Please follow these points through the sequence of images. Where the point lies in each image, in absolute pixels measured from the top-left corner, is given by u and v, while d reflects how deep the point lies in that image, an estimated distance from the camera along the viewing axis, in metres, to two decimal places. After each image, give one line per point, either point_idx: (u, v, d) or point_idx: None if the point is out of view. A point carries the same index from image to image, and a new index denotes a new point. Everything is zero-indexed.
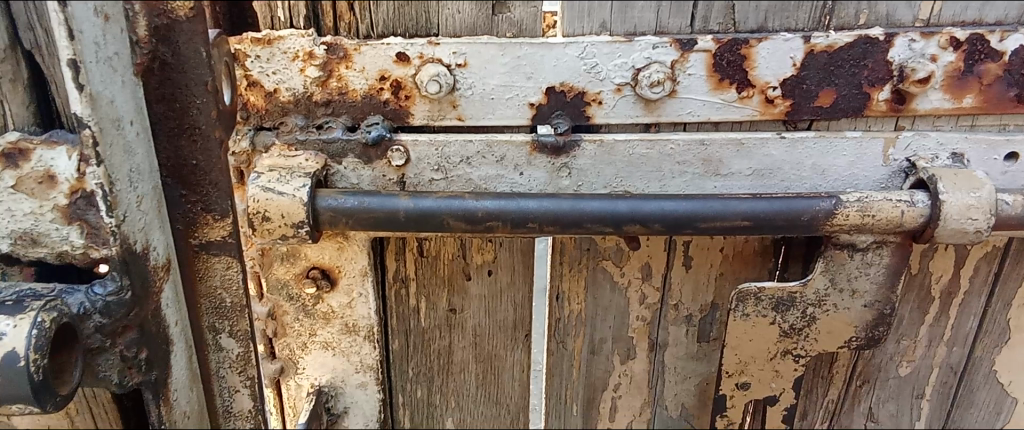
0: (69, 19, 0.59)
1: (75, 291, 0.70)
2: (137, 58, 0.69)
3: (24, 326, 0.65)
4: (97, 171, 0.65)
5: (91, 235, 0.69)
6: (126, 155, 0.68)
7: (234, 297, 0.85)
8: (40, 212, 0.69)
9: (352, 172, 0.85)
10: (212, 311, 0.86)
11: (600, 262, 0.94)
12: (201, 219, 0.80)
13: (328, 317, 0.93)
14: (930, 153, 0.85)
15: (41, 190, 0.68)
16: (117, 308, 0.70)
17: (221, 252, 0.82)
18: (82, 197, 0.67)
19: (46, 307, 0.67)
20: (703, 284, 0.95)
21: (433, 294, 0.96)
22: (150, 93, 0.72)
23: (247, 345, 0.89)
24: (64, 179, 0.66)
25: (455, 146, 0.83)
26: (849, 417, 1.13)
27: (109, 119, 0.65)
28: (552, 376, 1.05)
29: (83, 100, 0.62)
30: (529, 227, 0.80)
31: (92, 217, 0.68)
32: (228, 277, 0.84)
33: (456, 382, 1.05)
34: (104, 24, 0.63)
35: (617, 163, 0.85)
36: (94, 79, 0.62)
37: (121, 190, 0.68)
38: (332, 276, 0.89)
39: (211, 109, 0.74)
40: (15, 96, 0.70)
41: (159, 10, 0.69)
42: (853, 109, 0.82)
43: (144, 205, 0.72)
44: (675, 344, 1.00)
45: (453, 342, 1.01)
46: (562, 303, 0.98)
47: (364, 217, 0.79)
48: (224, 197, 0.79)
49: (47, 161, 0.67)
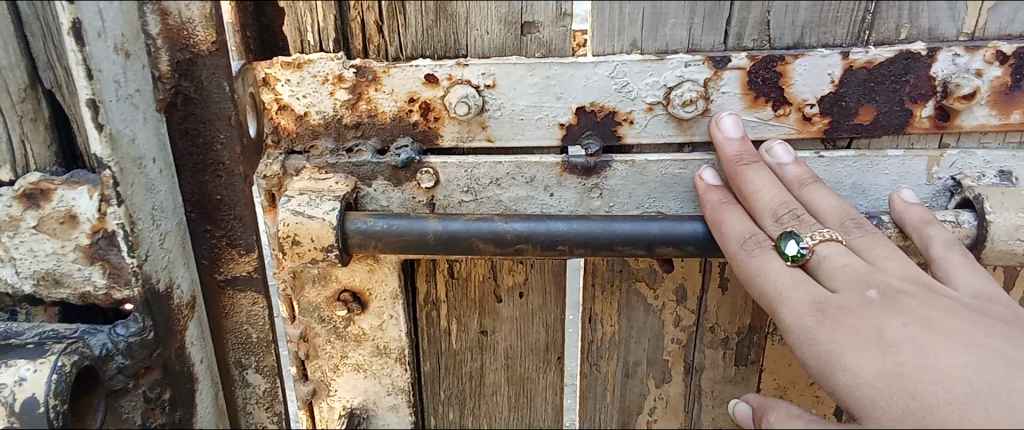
0: (88, 58, 0.64)
1: (97, 332, 0.74)
2: (159, 94, 0.75)
3: (43, 372, 0.69)
4: (117, 210, 0.70)
5: (114, 274, 0.73)
6: (148, 194, 0.73)
7: (259, 333, 0.90)
8: (62, 251, 0.73)
9: (381, 194, 0.84)
10: (238, 346, 0.91)
11: (634, 284, 0.92)
12: (226, 254, 0.85)
13: (359, 339, 0.93)
14: (977, 170, 0.82)
15: (62, 230, 0.72)
16: (138, 348, 0.75)
17: (245, 288, 0.88)
18: (104, 236, 0.71)
19: (68, 350, 0.71)
20: (741, 307, 0.92)
21: (464, 317, 0.95)
22: (174, 128, 0.78)
23: (273, 381, 0.94)
24: (86, 219, 0.70)
25: (484, 167, 0.82)
26: None
27: (131, 158, 0.71)
28: (585, 399, 1.02)
29: (103, 139, 0.67)
30: (559, 249, 0.80)
31: (114, 256, 0.72)
32: (253, 313, 0.89)
33: (489, 405, 1.02)
34: (124, 62, 0.69)
35: (649, 183, 0.83)
36: (114, 118, 0.68)
37: (142, 229, 0.73)
38: (363, 299, 0.89)
39: (235, 143, 0.79)
40: (36, 135, 0.73)
41: (181, 44, 0.74)
42: (895, 126, 0.80)
43: (168, 242, 0.78)
44: (713, 367, 0.97)
45: (485, 363, 0.99)
46: (595, 326, 0.95)
47: (393, 240, 0.79)
48: (249, 232, 0.84)
49: (69, 200, 0.71)
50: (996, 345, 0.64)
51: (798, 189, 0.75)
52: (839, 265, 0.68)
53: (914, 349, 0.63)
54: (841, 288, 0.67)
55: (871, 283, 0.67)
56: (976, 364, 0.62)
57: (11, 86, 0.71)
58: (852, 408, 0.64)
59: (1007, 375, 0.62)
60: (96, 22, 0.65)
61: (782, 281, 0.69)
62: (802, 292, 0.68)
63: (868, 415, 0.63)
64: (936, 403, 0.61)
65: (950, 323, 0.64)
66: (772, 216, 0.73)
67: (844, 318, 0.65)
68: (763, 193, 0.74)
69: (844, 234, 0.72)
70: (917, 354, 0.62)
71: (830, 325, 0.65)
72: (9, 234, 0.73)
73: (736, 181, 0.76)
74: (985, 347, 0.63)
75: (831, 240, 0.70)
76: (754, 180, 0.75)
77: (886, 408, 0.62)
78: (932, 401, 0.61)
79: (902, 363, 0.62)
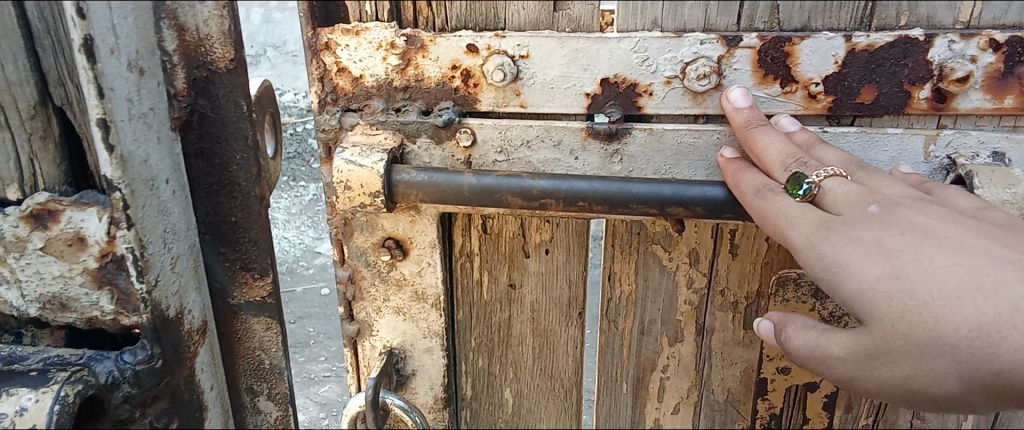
0: (99, 76, 0.61)
1: (104, 359, 0.71)
2: (174, 112, 0.72)
3: (46, 401, 0.66)
4: (126, 234, 0.66)
5: (122, 300, 0.69)
6: (159, 216, 0.70)
7: (272, 359, 0.89)
8: (69, 275, 0.68)
9: (425, 151, 0.95)
10: (251, 373, 0.89)
11: (650, 246, 1.00)
12: (238, 278, 0.83)
13: (400, 283, 1.03)
14: (972, 151, 0.88)
15: (70, 252, 0.67)
16: (146, 377, 0.72)
17: (259, 313, 0.86)
18: (112, 260, 0.67)
19: (70, 380, 0.68)
20: (749, 271, 1.00)
21: (495, 269, 1.05)
22: (189, 147, 0.76)
23: (285, 408, 0.92)
24: (94, 242, 0.67)
25: (517, 130, 0.92)
26: (894, 412, 1.08)
27: (143, 179, 0.67)
28: (604, 354, 1.09)
29: (114, 161, 0.63)
30: (580, 205, 0.89)
31: (122, 281, 0.68)
32: (267, 338, 0.88)
33: (515, 355, 1.11)
34: (138, 79, 0.66)
35: (665, 151, 0.91)
36: (126, 139, 0.64)
37: (153, 255, 0.69)
38: (405, 246, 1.00)
39: (251, 165, 0.78)
40: (46, 153, 0.69)
41: (199, 62, 0.73)
42: (895, 106, 0.87)
43: (179, 265, 0.74)
44: (723, 329, 1.04)
45: (513, 315, 1.08)
46: (614, 284, 1.04)
47: (432, 190, 0.89)
48: (264, 256, 0.83)
49: (77, 222, 0.67)
50: (984, 246, 0.71)
51: (807, 150, 0.83)
52: (843, 193, 0.76)
53: (911, 253, 0.70)
54: (845, 210, 0.75)
55: (870, 201, 0.75)
56: (967, 263, 0.69)
57: (20, 103, 0.67)
58: (859, 311, 0.71)
59: (996, 271, 0.69)
60: (109, 39, 0.62)
61: (792, 211, 0.76)
62: (810, 216, 0.75)
63: (872, 317, 0.70)
64: (931, 299, 0.68)
65: (943, 228, 0.72)
66: (782, 168, 0.80)
67: (847, 230, 0.73)
68: (773, 148, 0.81)
69: (848, 173, 0.80)
70: (913, 257, 0.70)
71: (834, 238, 0.73)
72: (15, 255, 0.68)
73: (748, 142, 0.84)
74: (975, 247, 0.70)
75: (836, 175, 0.78)
76: (764, 138, 0.82)
77: (886, 308, 0.70)
78: (926, 297, 0.69)
79: (900, 267, 0.70)
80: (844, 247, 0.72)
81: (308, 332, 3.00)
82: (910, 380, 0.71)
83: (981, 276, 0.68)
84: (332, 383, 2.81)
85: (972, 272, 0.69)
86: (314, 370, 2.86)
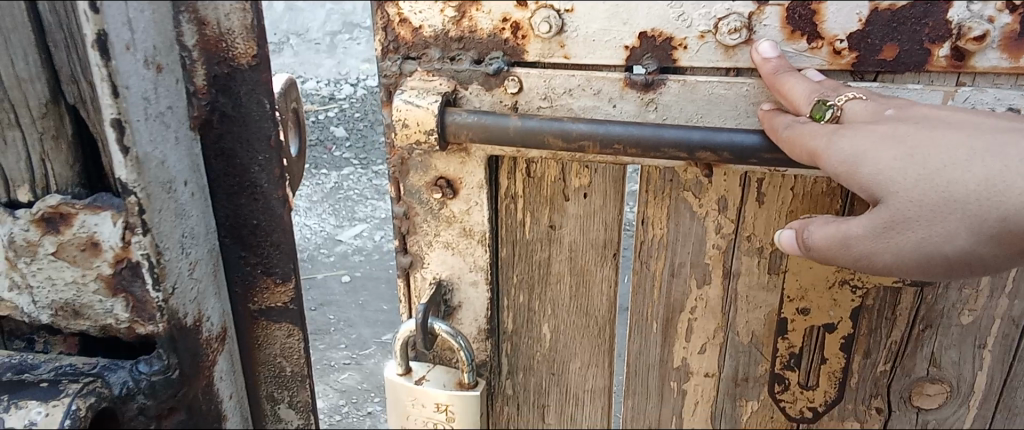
0: (112, 74, 0.60)
1: (117, 369, 0.73)
2: (194, 110, 0.72)
3: (55, 416, 0.67)
4: (142, 241, 0.66)
5: (138, 308, 0.69)
6: (176, 220, 0.70)
7: (293, 366, 0.89)
8: (83, 281, 0.69)
9: (475, 97, 1.03)
10: (272, 380, 0.90)
11: (681, 192, 1.07)
12: (261, 282, 0.84)
13: (450, 220, 1.13)
14: (988, 106, 0.93)
15: (83, 258, 0.68)
16: (162, 387, 0.73)
17: (281, 318, 0.86)
18: (126, 267, 0.68)
19: (83, 392, 0.70)
20: (774, 219, 1.06)
21: (537, 211, 1.14)
22: (209, 147, 0.75)
23: (306, 418, 0.93)
24: (108, 247, 0.67)
25: (560, 79, 1.00)
26: (912, 361, 1.13)
27: (160, 182, 0.67)
28: (636, 294, 1.17)
29: (128, 163, 0.63)
30: (615, 147, 0.97)
31: (138, 289, 0.69)
32: (289, 346, 0.88)
33: (553, 293, 1.20)
34: (156, 76, 0.65)
35: (698, 101, 0.98)
36: (140, 139, 0.63)
37: (170, 260, 0.69)
38: (455, 186, 1.09)
39: (274, 165, 0.78)
40: (58, 153, 0.69)
41: (220, 57, 0.72)
42: (915, 63, 0.93)
43: (199, 271, 0.75)
44: (748, 273, 1.11)
45: (552, 254, 1.17)
46: (647, 228, 1.11)
47: (480, 130, 0.99)
48: (286, 260, 0.83)
49: (90, 226, 0.67)
50: (988, 123, 0.79)
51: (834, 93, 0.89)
52: (860, 109, 0.85)
53: (921, 136, 0.79)
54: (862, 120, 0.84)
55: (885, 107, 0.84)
56: (972, 136, 0.78)
57: (31, 101, 0.67)
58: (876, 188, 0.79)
59: (998, 140, 0.77)
60: (124, 34, 0.60)
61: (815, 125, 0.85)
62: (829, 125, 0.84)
63: (888, 192, 0.78)
64: (940, 167, 0.77)
65: (951, 115, 0.80)
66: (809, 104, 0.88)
67: (863, 127, 0.82)
68: (800, 87, 0.89)
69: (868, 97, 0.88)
70: (924, 137, 0.78)
71: (849, 133, 0.82)
72: (26, 259, 0.69)
73: (778, 87, 0.91)
74: (980, 125, 0.79)
75: (856, 98, 0.87)
76: (792, 80, 0.90)
77: (901, 181, 0.78)
78: (937, 166, 0.77)
79: (912, 147, 0.78)
80: (860, 139, 0.80)
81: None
82: (927, 244, 0.78)
83: (984, 142, 0.77)
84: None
85: (978, 143, 0.77)
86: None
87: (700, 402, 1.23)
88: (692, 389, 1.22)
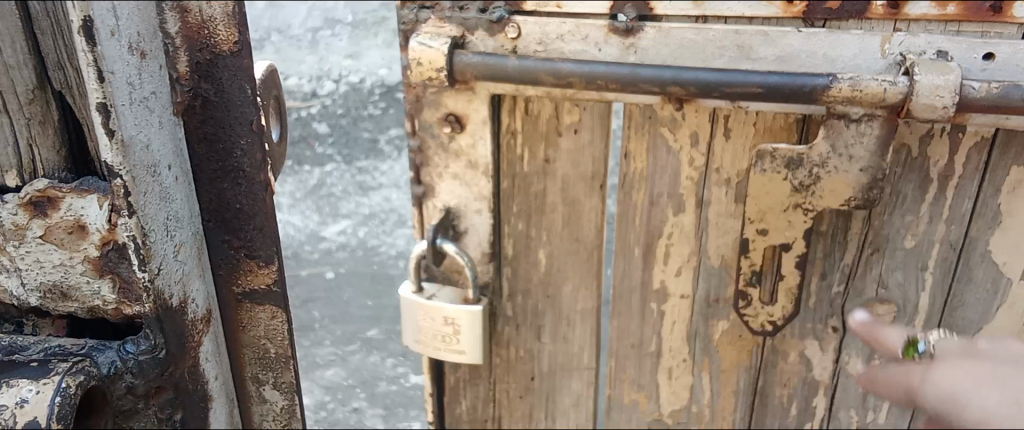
0: (99, 59, 0.66)
1: (106, 349, 0.80)
2: (178, 96, 0.78)
3: (48, 392, 0.74)
4: (128, 222, 0.72)
5: (125, 289, 0.76)
6: (162, 202, 0.76)
7: (277, 347, 0.95)
8: (70, 263, 0.75)
9: (480, 42, 1.20)
10: (256, 361, 0.96)
11: (659, 128, 1.23)
12: (245, 266, 0.89)
13: (458, 153, 1.29)
14: (920, 49, 1.08)
15: (71, 241, 0.74)
16: (148, 365, 0.80)
17: (263, 300, 0.92)
18: (113, 248, 0.74)
19: (73, 370, 0.77)
20: (740, 153, 1.22)
21: (534, 146, 1.30)
22: (193, 132, 0.81)
23: (291, 397, 0.99)
24: (95, 230, 0.73)
25: (553, 26, 1.17)
26: (863, 282, 1.29)
27: (144, 165, 0.73)
28: (620, 222, 1.33)
29: (115, 146, 0.69)
30: (598, 84, 1.12)
31: (124, 270, 0.75)
32: (272, 326, 0.94)
33: (547, 222, 1.36)
34: (139, 61, 0.71)
35: (671, 45, 1.14)
36: (127, 122, 0.70)
37: (155, 242, 0.75)
38: (462, 122, 1.26)
39: (255, 150, 0.83)
40: (45, 139, 0.74)
41: (202, 44, 0.77)
42: (857, 11, 1.08)
43: (183, 254, 0.81)
44: (718, 202, 1.27)
45: (547, 186, 1.33)
46: (629, 162, 1.27)
47: (483, 69, 1.15)
48: (267, 244, 0.88)
49: (78, 209, 0.73)
50: None
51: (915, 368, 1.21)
52: None
53: None
54: None
55: None
56: None
57: (19, 86, 0.72)
58: None
59: None
60: (110, 20, 0.67)
61: None
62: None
63: None
64: None
65: None
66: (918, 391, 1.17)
67: None
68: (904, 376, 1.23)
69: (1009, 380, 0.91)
70: None
71: None
72: (15, 244, 0.75)
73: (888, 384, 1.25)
74: None
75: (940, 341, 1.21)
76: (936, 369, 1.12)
77: None
78: None
79: None
80: None
81: (313, 317, 2.72)
82: None
83: None
84: (337, 367, 2.57)
85: None
86: (319, 353, 2.61)
87: (677, 322, 1.40)
88: (669, 310, 1.39)
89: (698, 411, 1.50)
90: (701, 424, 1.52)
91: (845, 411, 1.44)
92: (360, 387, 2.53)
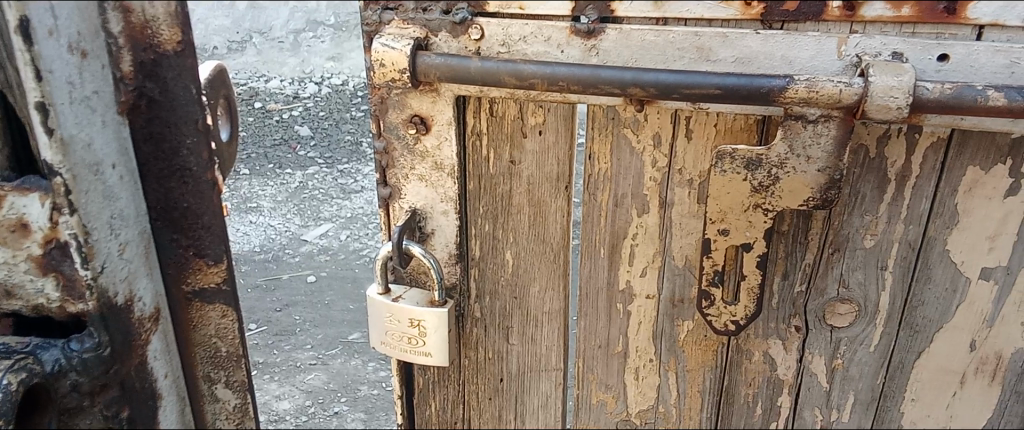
0: (36, 58, 0.68)
1: (50, 347, 0.81)
2: (122, 96, 0.80)
3: None
4: (69, 220, 0.75)
5: (68, 287, 0.78)
6: (106, 202, 0.79)
7: (228, 347, 0.98)
8: (14, 262, 0.78)
9: (445, 44, 1.21)
10: (207, 360, 0.99)
11: (622, 129, 1.24)
12: (193, 265, 0.92)
13: (424, 155, 1.29)
14: (876, 51, 1.09)
15: (14, 239, 0.77)
16: (94, 364, 0.82)
17: (214, 300, 0.95)
18: (56, 247, 0.77)
19: (15, 368, 0.79)
20: (702, 153, 1.22)
21: (499, 148, 1.30)
22: (139, 132, 0.83)
23: (242, 396, 1.02)
24: (38, 228, 0.76)
25: (515, 27, 1.17)
26: (824, 282, 1.30)
27: (86, 164, 0.75)
28: (585, 223, 1.34)
29: (53, 145, 0.71)
30: (559, 86, 1.11)
31: (67, 268, 0.78)
32: (223, 326, 0.97)
33: (513, 223, 1.37)
34: (81, 61, 0.73)
35: (632, 47, 1.14)
36: (65, 123, 0.72)
37: (98, 240, 0.78)
38: (427, 123, 1.25)
39: (202, 149, 0.86)
40: None
41: (146, 44, 0.79)
42: (813, 13, 1.09)
43: (128, 252, 0.83)
44: (681, 203, 1.27)
45: (513, 187, 1.34)
46: (593, 163, 1.28)
47: (445, 70, 1.14)
48: (217, 242, 0.92)
49: (19, 208, 0.75)
50: None
51: None
52: None
53: None
54: None
55: None
56: None
57: None
58: None
59: None
60: (48, 20, 0.68)
61: None
62: None
63: None
64: None
65: None
66: None
67: None
68: None
69: None
70: None
71: None
72: None
73: None
74: None
75: None
76: None
77: None
78: None
79: None
80: None
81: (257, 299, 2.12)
82: None
83: None
84: (317, 371, 2.17)
85: None
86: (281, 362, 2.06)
87: (643, 322, 1.41)
88: (635, 310, 1.40)
89: (664, 410, 1.52)
90: (668, 424, 1.54)
91: (809, 410, 1.47)
92: (340, 391, 2.27)
